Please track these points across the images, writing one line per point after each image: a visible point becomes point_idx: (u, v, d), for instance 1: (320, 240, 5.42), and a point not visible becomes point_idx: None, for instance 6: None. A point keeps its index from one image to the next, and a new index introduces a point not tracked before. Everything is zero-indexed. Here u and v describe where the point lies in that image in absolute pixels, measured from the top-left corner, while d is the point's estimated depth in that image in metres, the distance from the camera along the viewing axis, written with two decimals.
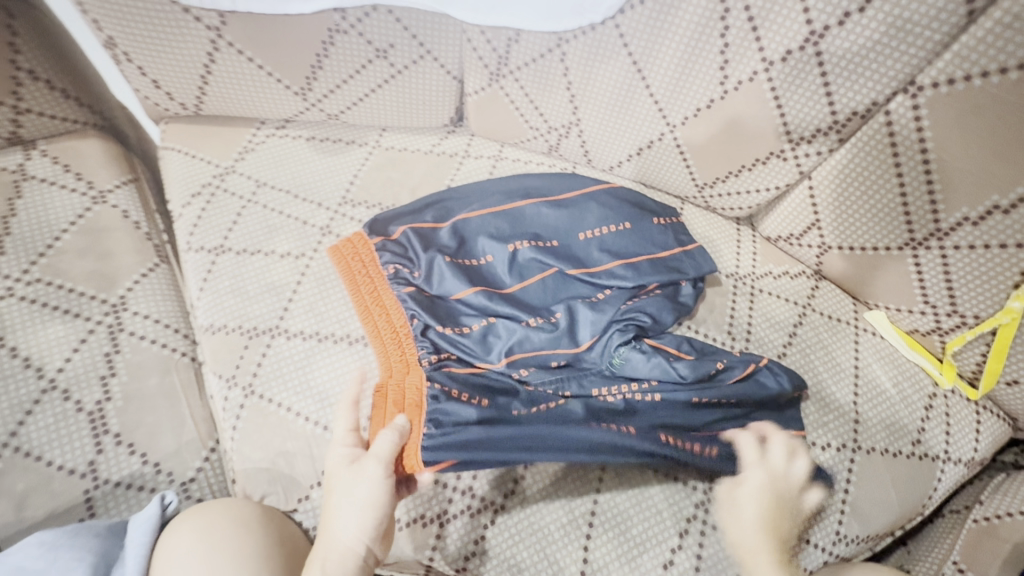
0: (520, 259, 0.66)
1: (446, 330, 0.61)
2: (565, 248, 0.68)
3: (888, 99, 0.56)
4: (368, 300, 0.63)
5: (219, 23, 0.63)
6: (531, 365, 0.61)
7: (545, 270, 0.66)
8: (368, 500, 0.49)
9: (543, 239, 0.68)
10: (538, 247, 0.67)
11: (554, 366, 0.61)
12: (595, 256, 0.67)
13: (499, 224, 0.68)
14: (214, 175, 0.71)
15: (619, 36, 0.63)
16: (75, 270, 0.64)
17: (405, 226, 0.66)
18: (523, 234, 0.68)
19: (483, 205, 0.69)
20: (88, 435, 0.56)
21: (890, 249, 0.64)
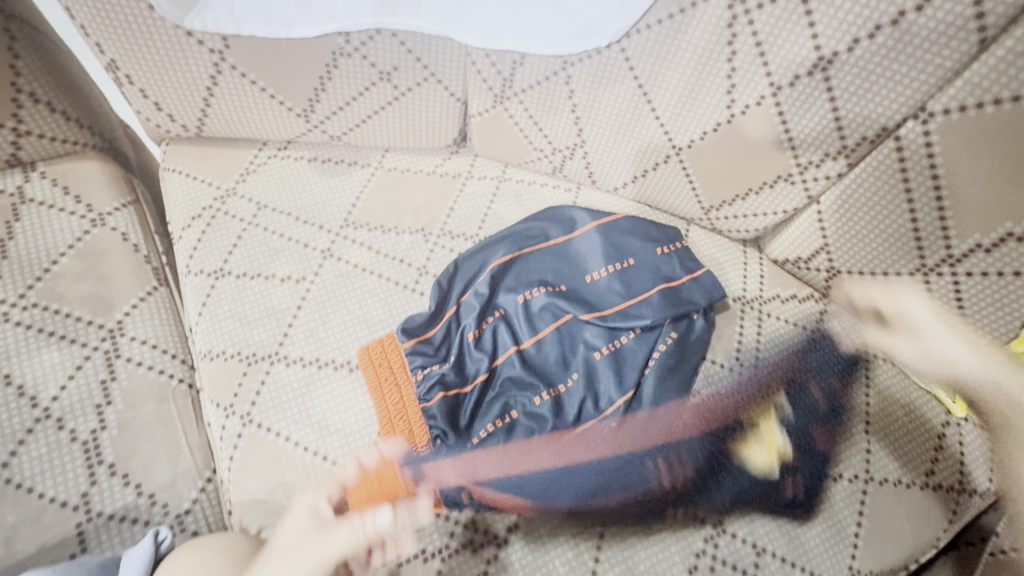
0: (535, 309, 0.65)
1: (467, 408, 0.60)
2: (578, 294, 0.66)
3: (899, 125, 0.55)
4: (383, 383, 0.60)
5: (222, 47, 0.62)
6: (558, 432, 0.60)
7: (560, 318, 0.65)
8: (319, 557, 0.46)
9: (557, 286, 0.67)
10: (553, 295, 0.65)
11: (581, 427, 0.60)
12: (608, 300, 0.66)
13: (511, 280, 0.66)
14: (215, 197, 0.71)
15: (625, 60, 0.62)
16: (72, 294, 0.63)
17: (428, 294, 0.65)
18: (536, 281, 0.66)
19: (494, 255, 0.68)
20: (81, 466, 0.55)
21: (901, 275, 0.63)
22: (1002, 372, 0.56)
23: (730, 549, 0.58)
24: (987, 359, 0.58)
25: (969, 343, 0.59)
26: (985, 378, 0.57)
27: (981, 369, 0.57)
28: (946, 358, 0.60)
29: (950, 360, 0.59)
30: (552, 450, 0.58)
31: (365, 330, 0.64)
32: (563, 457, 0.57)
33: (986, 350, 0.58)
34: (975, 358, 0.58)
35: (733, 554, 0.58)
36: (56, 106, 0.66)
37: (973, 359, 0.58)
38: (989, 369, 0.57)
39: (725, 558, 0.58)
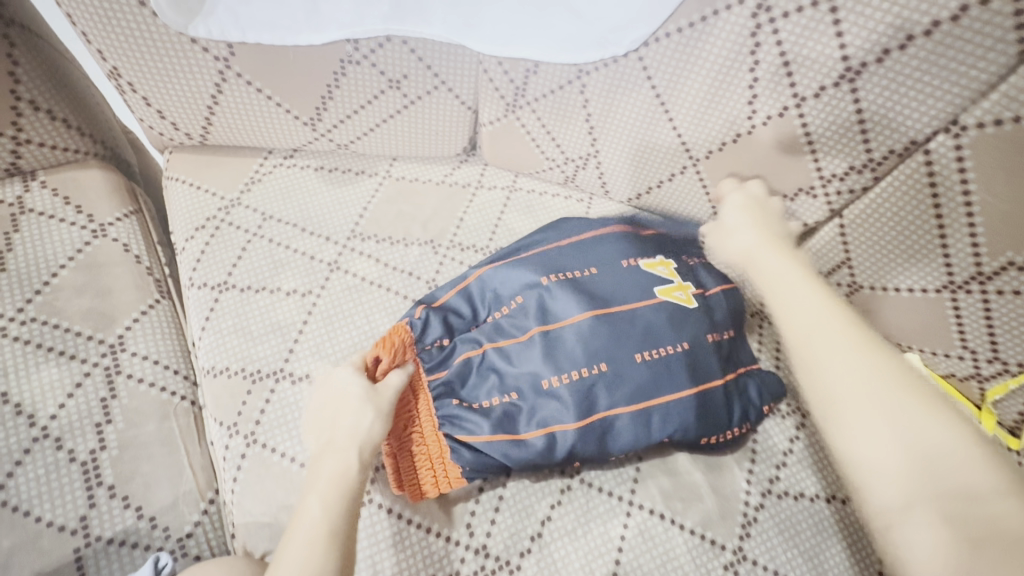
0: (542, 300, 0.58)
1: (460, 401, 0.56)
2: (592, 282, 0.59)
3: (928, 138, 0.53)
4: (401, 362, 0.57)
5: (227, 54, 0.61)
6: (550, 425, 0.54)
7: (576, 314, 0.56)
8: (382, 408, 0.53)
9: (571, 271, 0.59)
10: (563, 283, 0.58)
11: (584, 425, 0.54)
12: (621, 291, 0.58)
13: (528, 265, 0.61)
14: (219, 208, 0.69)
15: (642, 69, 0.60)
16: (72, 308, 0.61)
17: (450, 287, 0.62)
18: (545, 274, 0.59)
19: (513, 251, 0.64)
20: (80, 488, 0.53)
21: (927, 291, 0.61)
22: (847, 327, 0.47)
23: None
24: (811, 311, 0.49)
25: (818, 305, 0.49)
26: (844, 336, 0.46)
27: (809, 329, 0.48)
28: (785, 325, 0.50)
29: (792, 329, 0.49)
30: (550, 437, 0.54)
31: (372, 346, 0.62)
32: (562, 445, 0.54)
33: (827, 305, 0.49)
34: (818, 315, 0.48)
35: None
36: (57, 113, 0.64)
37: (812, 317, 0.48)
38: (824, 327, 0.47)
39: None
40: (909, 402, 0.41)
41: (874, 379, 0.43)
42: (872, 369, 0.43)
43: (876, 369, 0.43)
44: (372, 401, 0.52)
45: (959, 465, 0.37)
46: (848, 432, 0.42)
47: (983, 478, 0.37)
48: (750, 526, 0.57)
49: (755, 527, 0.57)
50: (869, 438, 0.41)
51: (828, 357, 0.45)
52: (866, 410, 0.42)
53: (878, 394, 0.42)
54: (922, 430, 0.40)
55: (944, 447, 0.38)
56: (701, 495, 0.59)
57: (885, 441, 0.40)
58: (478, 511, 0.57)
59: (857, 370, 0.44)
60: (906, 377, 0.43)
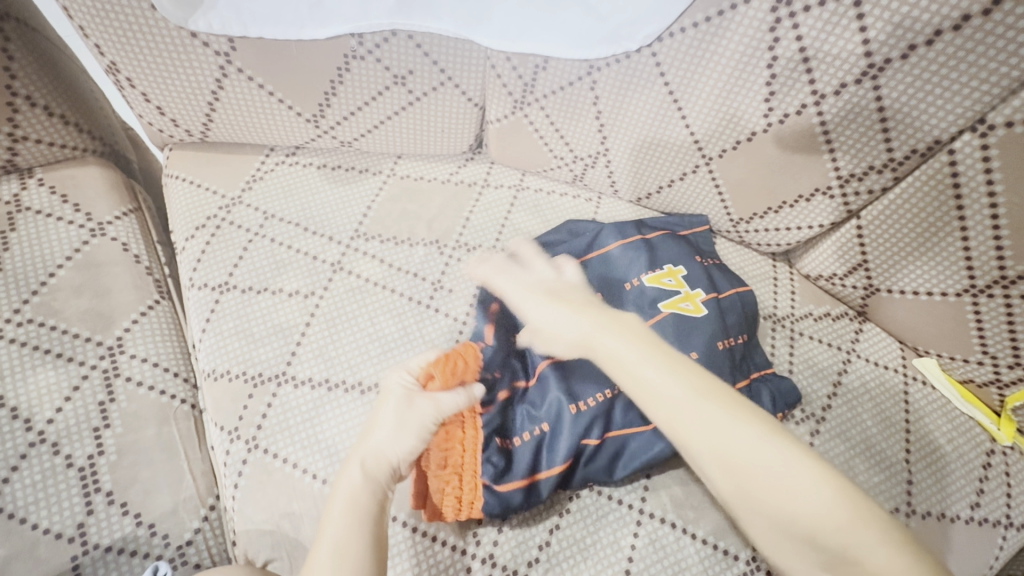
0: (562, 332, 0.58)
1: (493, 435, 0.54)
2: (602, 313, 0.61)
3: (953, 137, 0.51)
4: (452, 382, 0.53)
5: (228, 49, 0.59)
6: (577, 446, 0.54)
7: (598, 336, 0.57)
8: (416, 427, 0.49)
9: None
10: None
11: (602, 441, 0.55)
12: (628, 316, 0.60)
13: None
14: (219, 206, 0.67)
15: (656, 66, 0.58)
16: (69, 309, 0.60)
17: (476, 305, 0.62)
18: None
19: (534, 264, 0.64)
20: (78, 494, 0.52)
21: (947, 295, 0.59)
22: (688, 381, 0.40)
23: None
24: (663, 367, 0.40)
25: (645, 349, 0.42)
26: (695, 390, 0.39)
27: (678, 395, 0.39)
28: (653, 397, 0.40)
29: (654, 395, 0.40)
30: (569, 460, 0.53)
31: (377, 349, 0.61)
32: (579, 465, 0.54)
33: (649, 353, 0.41)
34: (654, 370, 0.40)
35: None
36: (54, 109, 0.63)
37: (662, 381, 0.40)
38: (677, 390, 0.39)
39: None
40: (763, 451, 0.37)
41: (737, 438, 0.38)
42: (730, 422, 0.38)
43: (729, 414, 0.39)
44: (416, 418, 0.49)
45: (822, 519, 0.36)
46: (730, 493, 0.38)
47: (840, 518, 0.36)
48: None
49: None
50: (746, 504, 0.38)
51: (690, 422, 0.38)
52: (753, 473, 0.37)
53: (737, 447, 0.38)
54: (776, 486, 0.37)
55: (816, 503, 0.36)
56: (714, 504, 0.57)
57: (770, 509, 0.37)
58: (485, 518, 0.55)
59: (716, 427, 0.38)
60: (754, 417, 0.39)
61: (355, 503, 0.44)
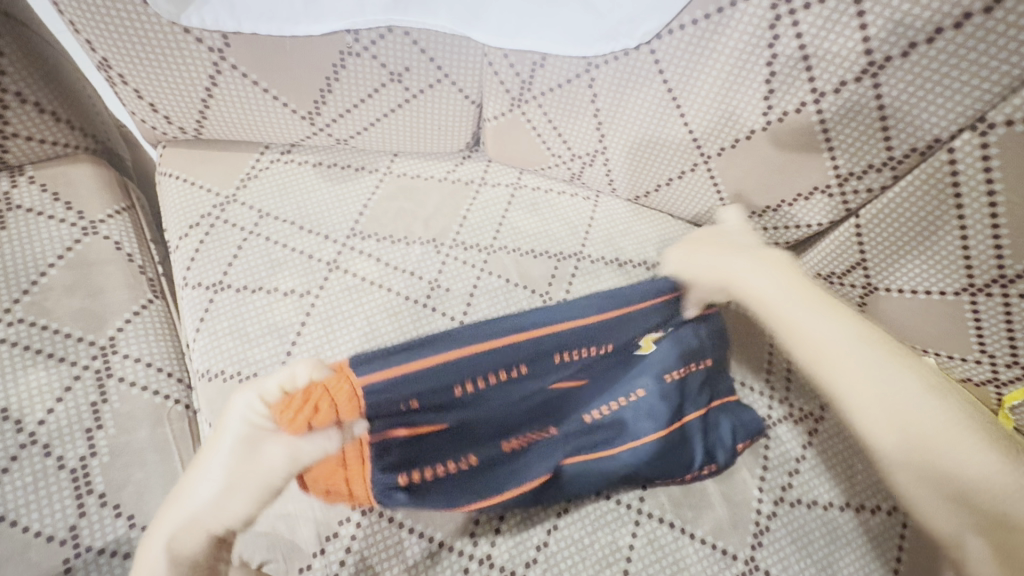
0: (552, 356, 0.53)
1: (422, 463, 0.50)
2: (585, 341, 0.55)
3: (953, 136, 0.51)
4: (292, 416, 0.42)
5: (222, 45, 0.58)
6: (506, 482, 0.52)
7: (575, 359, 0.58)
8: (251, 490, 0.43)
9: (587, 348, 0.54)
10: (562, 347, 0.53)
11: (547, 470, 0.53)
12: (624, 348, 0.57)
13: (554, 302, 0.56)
14: (214, 205, 0.67)
15: (654, 63, 0.58)
16: (61, 309, 0.59)
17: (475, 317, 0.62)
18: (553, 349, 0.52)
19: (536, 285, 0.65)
20: (70, 496, 0.51)
21: (946, 294, 0.59)
22: (842, 345, 0.47)
23: None
24: (841, 331, 0.48)
25: (823, 310, 0.50)
26: (858, 347, 0.47)
27: (845, 347, 0.47)
28: (815, 347, 0.48)
29: (819, 342, 0.48)
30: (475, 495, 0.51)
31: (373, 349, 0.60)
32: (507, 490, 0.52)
33: (837, 314, 0.49)
34: (828, 325, 0.49)
35: None
36: (45, 106, 0.62)
37: (822, 330, 0.48)
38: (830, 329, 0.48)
39: None
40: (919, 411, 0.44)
41: (889, 388, 0.45)
42: (900, 387, 0.45)
43: (897, 380, 0.45)
44: (251, 468, 0.43)
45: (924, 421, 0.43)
46: (881, 440, 0.44)
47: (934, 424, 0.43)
48: (762, 535, 0.56)
49: (767, 537, 0.56)
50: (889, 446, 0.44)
51: (851, 368, 0.46)
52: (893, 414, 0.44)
53: (865, 403, 0.45)
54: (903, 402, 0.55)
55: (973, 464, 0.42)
56: (712, 503, 0.57)
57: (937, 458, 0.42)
58: (482, 520, 0.54)
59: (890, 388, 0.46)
60: (909, 369, 0.46)
61: (178, 568, 0.43)
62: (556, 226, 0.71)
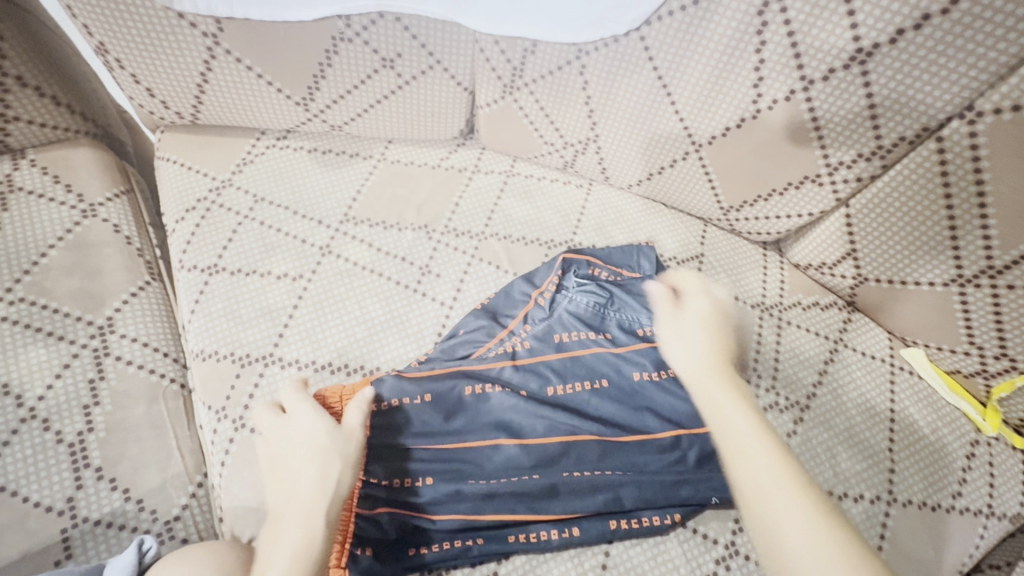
0: (548, 331, 0.61)
1: (473, 371, 0.58)
2: (580, 365, 0.59)
3: (942, 124, 0.51)
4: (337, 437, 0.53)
5: (215, 30, 0.59)
6: (503, 348, 0.60)
7: (569, 351, 0.60)
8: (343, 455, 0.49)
9: (580, 382, 0.58)
10: (546, 380, 0.58)
11: (553, 339, 0.60)
12: (621, 368, 0.59)
13: (556, 315, 0.61)
14: (210, 188, 0.68)
15: (644, 50, 0.58)
16: (60, 289, 0.61)
17: (489, 342, 0.60)
18: (547, 375, 0.58)
19: (558, 345, 0.60)
20: (67, 469, 0.53)
21: (935, 285, 0.58)
22: (789, 464, 0.40)
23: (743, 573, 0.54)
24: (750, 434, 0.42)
25: (734, 398, 0.45)
26: (768, 442, 0.42)
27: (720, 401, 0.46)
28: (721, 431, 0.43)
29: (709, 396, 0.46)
30: (472, 383, 0.57)
31: (363, 332, 0.61)
32: (501, 348, 0.60)
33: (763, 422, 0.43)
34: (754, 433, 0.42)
35: None
36: (45, 90, 0.63)
37: (748, 433, 0.42)
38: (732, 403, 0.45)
39: None
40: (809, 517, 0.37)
41: (763, 477, 0.39)
42: (782, 474, 0.39)
43: (774, 468, 0.40)
44: (336, 449, 0.49)
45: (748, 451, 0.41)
46: (734, 472, 0.41)
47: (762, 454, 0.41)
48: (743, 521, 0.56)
49: None
50: (746, 511, 0.39)
51: (753, 458, 0.40)
52: (763, 501, 0.38)
53: (733, 441, 0.42)
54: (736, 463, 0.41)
55: (798, 519, 0.37)
56: None
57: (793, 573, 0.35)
58: None
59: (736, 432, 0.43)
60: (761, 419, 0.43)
61: None
62: (548, 214, 0.72)
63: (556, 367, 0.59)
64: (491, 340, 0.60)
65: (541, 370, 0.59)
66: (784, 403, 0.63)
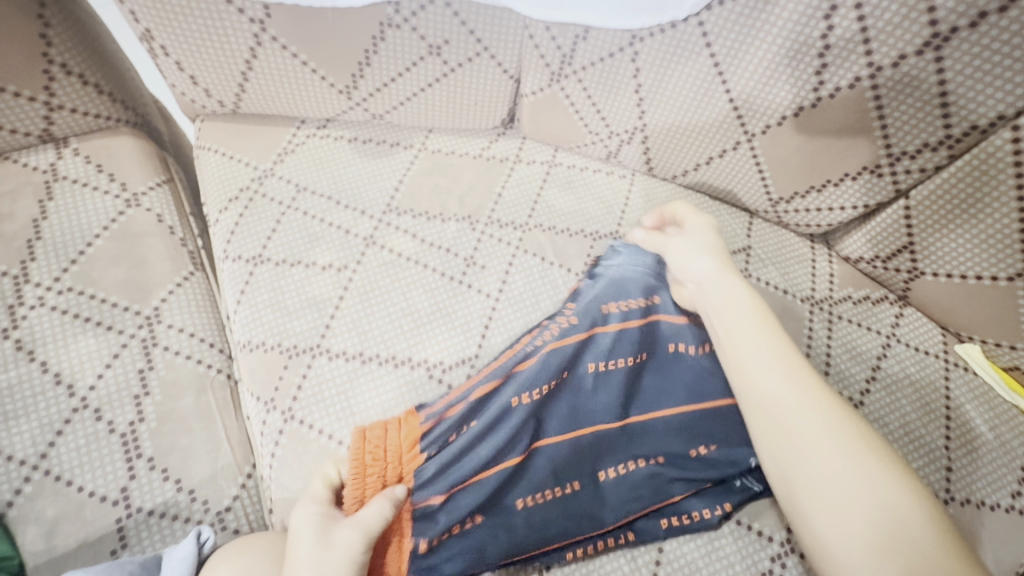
0: (597, 305, 0.57)
1: (518, 364, 0.54)
2: (623, 339, 0.57)
3: (1019, 112, 0.49)
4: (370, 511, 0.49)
5: (263, 16, 0.58)
6: (552, 326, 0.56)
7: (617, 326, 0.57)
8: (342, 561, 0.44)
9: (623, 358, 0.56)
10: (591, 357, 0.56)
11: (601, 313, 0.57)
12: (657, 339, 0.58)
13: (604, 287, 0.59)
14: (252, 178, 0.67)
15: (702, 36, 0.56)
16: (107, 279, 0.60)
17: (525, 334, 0.58)
18: (595, 352, 0.56)
19: (604, 322, 0.57)
20: (120, 458, 0.53)
21: (997, 279, 0.57)
22: (821, 404, 0.47)
23: None
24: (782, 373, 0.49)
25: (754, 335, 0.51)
26: (800, 388, 0.48)
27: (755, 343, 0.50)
28: (756, 388, 0.49)
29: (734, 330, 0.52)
30: (520, 387, 0.53)
31: (410, 324, 0.60)
32: (549, 330, 0.56)
33: (792, 369, 0.49)
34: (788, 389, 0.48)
35: None
36: (89, 79, 0.63)
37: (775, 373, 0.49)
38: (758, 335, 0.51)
39: None
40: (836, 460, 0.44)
41: (800, 422, 0.46)
42: (815, 417, 0.46)
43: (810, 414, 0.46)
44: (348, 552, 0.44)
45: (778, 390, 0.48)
46: (758, 405, 0.48)
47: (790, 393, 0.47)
48: None
49: None
50: (777, 460, 0.46)
51: (783, 410, 0.47)
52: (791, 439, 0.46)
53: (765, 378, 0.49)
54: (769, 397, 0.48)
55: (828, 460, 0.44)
56: None
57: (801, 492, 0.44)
58: None
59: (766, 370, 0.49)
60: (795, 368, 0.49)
61: None
62: (591, 205, 0.70)
63: (603, 348, 0.56)
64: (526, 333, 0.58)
65: (590, 345, 0.56)
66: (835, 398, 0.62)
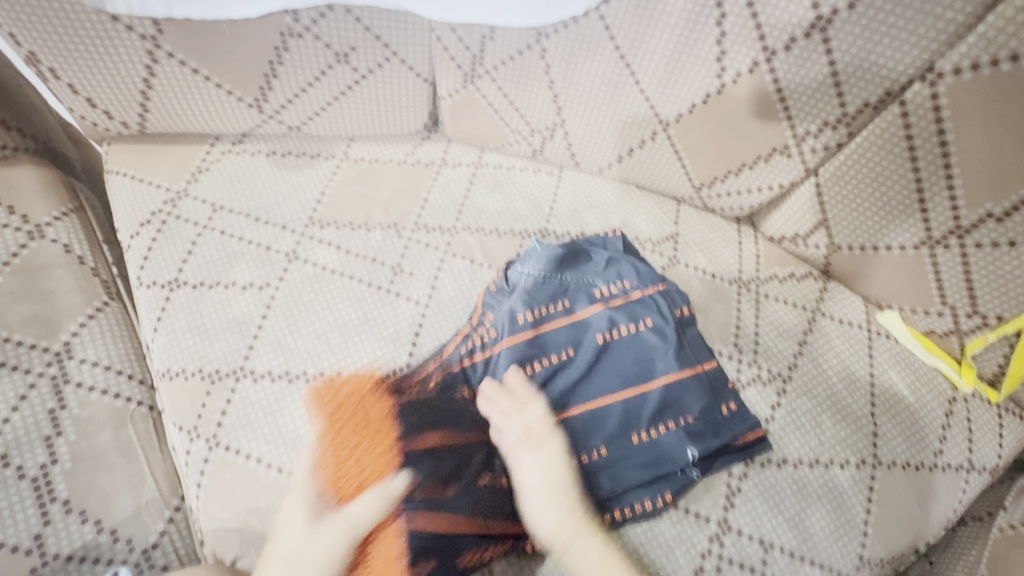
0: (511, 314, 0.57)
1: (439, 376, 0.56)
2: (547, 341, 0.57)
3: (904, 88, 0.51)
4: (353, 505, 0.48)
5: (154, 32, 0.56)
6: (467, 340, 0.58)
7: (537, 327, 0.57)
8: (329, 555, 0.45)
9: (550, 358, 0.57)
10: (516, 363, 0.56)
11: (517, 319, 0.57)
12: (583, 332, 0.58)
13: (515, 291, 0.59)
14: (165, 200, 0.65)
15: (604, 29, 0.57)
16: (11, 315, 0.57)
17: (443, 345, 0.59)
18: (518, 359, 0.56)
19: (523, 327, 0.57)
20: (32, 505, 0.50)
21: (906, 249, 0.59)
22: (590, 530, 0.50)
23: (736, 548, 0.55)
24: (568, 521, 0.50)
25: (559, 498, 0.51)
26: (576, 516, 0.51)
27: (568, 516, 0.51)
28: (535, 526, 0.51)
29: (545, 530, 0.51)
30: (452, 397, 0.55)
31: (337, 338, 0.59)
32: (465, 345, 0.57)
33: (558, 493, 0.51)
34: (561, 519, 0.50)
35: (740, 552, 0.55)
36: None
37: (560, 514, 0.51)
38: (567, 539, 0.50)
39: (731, 557, 0.54)
40: None
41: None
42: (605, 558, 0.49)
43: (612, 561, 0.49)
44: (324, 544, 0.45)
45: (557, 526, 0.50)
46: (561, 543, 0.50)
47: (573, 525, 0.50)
48: (732, 498, 0.57)
49: (739, 498, 0.57)
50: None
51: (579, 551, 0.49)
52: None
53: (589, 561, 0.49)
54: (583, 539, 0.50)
55: None
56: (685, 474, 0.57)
57: None
58: None
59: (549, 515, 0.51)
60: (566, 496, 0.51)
61: None
62: (519, 203, 0.70)
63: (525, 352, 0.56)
64: (445, 343, 0.59)
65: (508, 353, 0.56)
66: (765, 375, 0.63)
